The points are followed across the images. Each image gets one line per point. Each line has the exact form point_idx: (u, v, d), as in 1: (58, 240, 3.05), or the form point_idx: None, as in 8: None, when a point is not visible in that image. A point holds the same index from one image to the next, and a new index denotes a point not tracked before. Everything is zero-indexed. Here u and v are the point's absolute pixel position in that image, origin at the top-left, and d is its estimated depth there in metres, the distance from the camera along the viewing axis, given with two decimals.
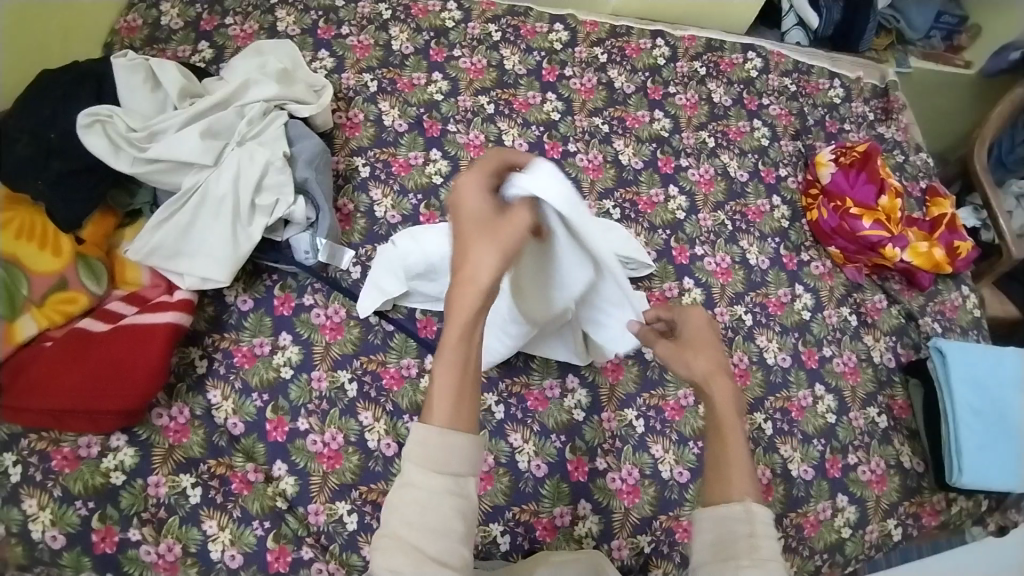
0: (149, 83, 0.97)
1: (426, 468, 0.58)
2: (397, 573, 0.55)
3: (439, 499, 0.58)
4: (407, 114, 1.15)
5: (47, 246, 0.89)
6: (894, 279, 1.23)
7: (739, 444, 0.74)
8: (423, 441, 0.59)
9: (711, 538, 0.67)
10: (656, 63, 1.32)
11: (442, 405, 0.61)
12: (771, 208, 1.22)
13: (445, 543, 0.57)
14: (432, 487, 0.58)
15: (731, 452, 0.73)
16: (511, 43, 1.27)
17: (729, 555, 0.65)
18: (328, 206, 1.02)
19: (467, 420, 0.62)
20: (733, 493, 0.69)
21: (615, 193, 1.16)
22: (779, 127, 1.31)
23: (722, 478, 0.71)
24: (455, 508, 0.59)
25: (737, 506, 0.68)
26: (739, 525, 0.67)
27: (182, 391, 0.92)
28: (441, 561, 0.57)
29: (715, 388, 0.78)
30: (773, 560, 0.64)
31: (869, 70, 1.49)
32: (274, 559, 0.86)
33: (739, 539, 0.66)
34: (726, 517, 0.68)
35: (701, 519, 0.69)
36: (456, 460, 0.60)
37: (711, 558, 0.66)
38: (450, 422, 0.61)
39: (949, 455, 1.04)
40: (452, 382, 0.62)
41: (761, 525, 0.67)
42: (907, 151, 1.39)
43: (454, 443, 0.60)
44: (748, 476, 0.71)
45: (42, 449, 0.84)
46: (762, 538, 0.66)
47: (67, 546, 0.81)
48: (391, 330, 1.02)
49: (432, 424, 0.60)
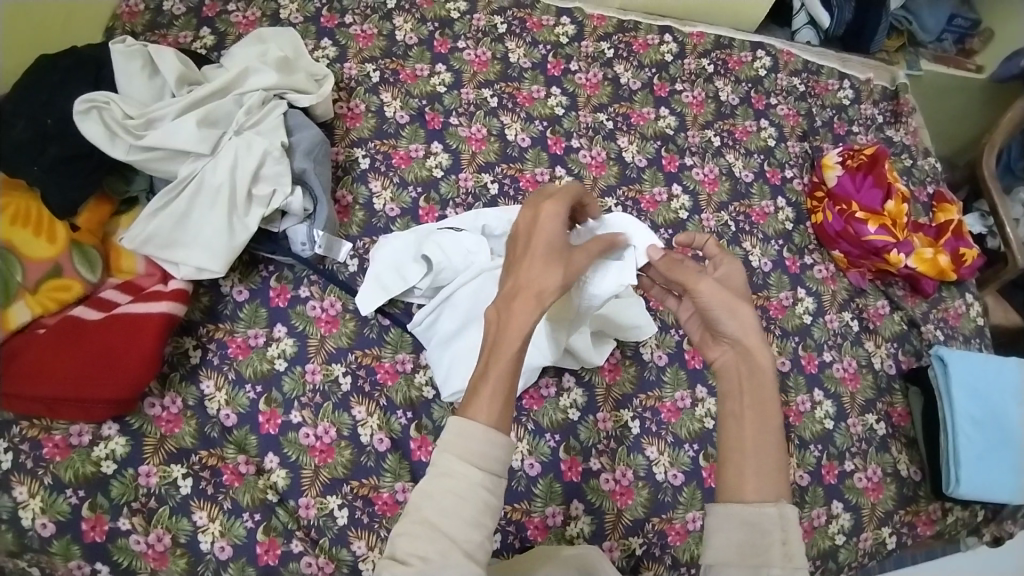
0: (147, 70, 0.95)
1: (465, 462, 0.61)
2: (425, 558, 0.58)
3: (474, 494, 0.60)
4: (408, 105, 1.14)
5: (42, 233, 0.88)
6: (898, 285, 1.21)
7: (777, 432, 0.68)
8: (465, 434, 0.61)
9: (739, 539, 0.63)
10: (664, 59, 1.30)
11: (490, 405, 0.63)
12: (775, 210, 1.21)
13: (475, 538, 0.59)
14: (469, 480, 0.60)
15: (769, 441, 0.67)
16: (517, 35, 1.25)
17: (761, 561, 0.61)
18: (326, 198, 1.01)
19: (508, 425, 0.64)
20: (769, 495, 0.64)
21: (617, 190, 1.14)
22: (786, 128, 1.29)
23: (758, 473, 0.65)
24: (487, 505, 0.61)
25: (772, 508, 0.63)
26: (773, 531, 0.62)
27: (174, 380, 0.92)
28: (469, 555, 0.59)
29: (760, 362, 0.71)
30: (805, 567, 0.62)
31: (879, 72, 1.47)
32: (264, 551, 0.86)
33: (772, 546, 0.62)
34: (760, 519, 0.63)
35: (730, 517, 0.64)
36: (495, 459, 0.62)
37: (738, 560, 0.62)
38: (492, 423, 0.63)
39: (947, 465, 1.03)
40: (504, 387, 0.64)
41: (795, 528, 0.63)
42: (916, 155, 1.37)
43: (494, 443, 0.62)
44: (785, 476, 0.66)
45: (34, 436, 0.83)
46: (794, 544, 0.63)
47: (57, 534, 0.81)
48: (387, 325, 1.01)
49: (476, 421, 0.62)
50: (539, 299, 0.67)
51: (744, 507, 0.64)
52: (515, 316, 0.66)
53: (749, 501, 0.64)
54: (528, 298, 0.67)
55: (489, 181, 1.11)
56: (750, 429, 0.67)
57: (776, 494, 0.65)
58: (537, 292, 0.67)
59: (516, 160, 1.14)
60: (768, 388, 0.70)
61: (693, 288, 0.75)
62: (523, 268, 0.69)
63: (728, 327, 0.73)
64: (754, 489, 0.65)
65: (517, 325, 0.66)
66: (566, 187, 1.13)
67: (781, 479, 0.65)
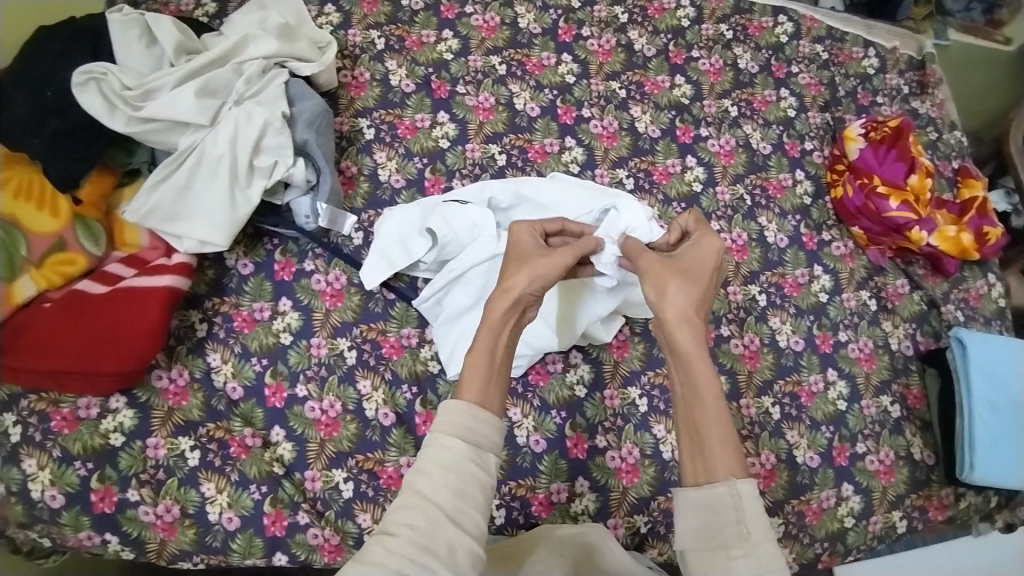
0: (145, 38, 0.93)
1: (453, 438, 0.62)
2: (415, 526, 0.58)
3: (463, 467, 0.61)
4: (414, 74, 1.11)
5: (45, 207, 0.88)
6: (918, 264, 1.17)
7: (715, 409, 0.65)
8: (454, 410, 0.63)
9: (696, 523, 0.62)
10: (680, 24, 1.25)
11: (472, 385, 0.65)
12: (793, 183, 1.17)
13: (465, 508, 0.60)
14: (457, 454, 0.61)
15: (708, 416, 0.65)
16: (527, 0, 1.21)
17: (717, 543, 0.60)
18: (330, 169, 0.99)
19: (495, 406, 0.66)
20: (720, 473, 0.63)
21: (629, 162, 1.11)
22: (807, 97, 1.24)
23: (707, 454, 0.64)
24: (475, 478, 0.61)
25: (721, 488, 0.62)
26: (725, 510, 0.61)
27: (181, 353, 0.92)
28: (458, 525, 0.59)
29: (678, 339, 0.69)
30: (765, 544, 0.59)
31: (905, 40, 1.41)
32: (271, 523, 0.87)
33: (727, 526, 0.60)
34: (712, 500, 0.61)
35: (686, 501, 0.63)
36: (482, 436, 0.63)
37: (695, 545, 0.61)
38: (479, 402, 0.65)
39: (961, 449, 1.01)
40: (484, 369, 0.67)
41: (750, 504, 0.61)
42: (941, 128, 1.31)
43: (484, 421, 0.64)
44: (735, 451, 0.63)
45: (42, 409, 0.85)
46: (750, 521, 0.60)
47: (66, 505, 0.83)
48: (392, 299, 1.00)
49: (461, 400, 0.64)
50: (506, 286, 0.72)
51: (697, 490, 0.63)
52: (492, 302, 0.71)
53: (702, 482, 0.63)
54: (503, 293, 0.72)
55: (497, 152, 1.08)
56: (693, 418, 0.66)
57: (729, 471, 0.63)
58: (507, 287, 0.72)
59: (525, 130, 1.11)
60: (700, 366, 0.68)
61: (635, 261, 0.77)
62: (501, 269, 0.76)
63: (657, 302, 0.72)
64: (705, 470, 0.64)
65: (496, 307, 0.71)
66: (576, 158, 1.10)
67: (733, 458, 0.63)
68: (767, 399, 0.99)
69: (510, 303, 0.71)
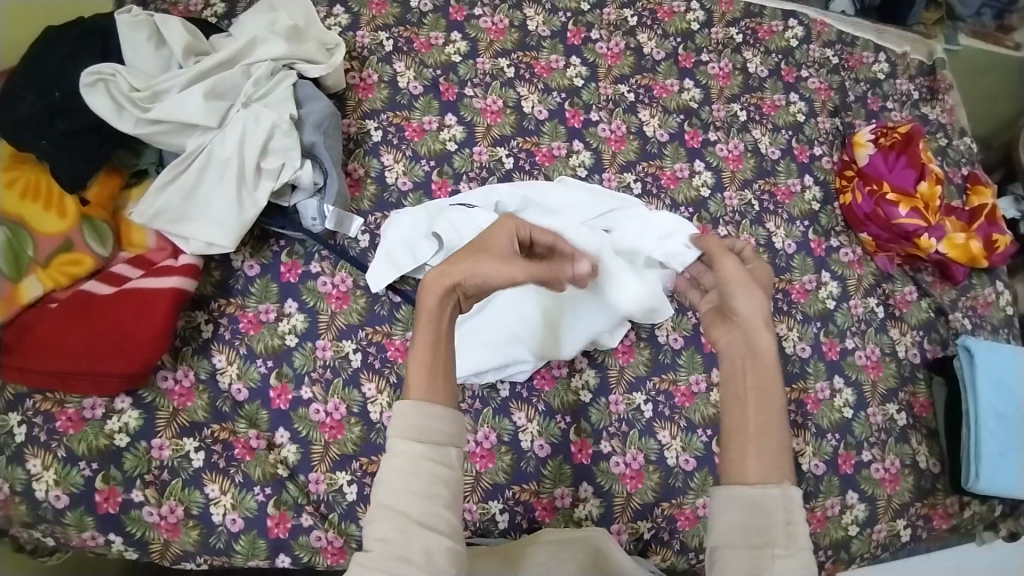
0: (154, 40, 0.93)
1: (406, 440, 0.60)
2: (386, 539, 0.58)
3: (419, 468, 0.60)
4: (422, 76, 1.11)
5: (52, 206, 0.88)
6: (927, 271, 1.17)
7: (780, 410, 0.67)
8: (401, 413, 0.62)
9: (742, 521, 0.61)
10: (690, 28, 1.24)
11: (420, 380, 0.64)
12: (801, 189, 1.16)
13: (430, 510, 0.59)
14: (411, 456, 0.60)
15: (771, 414, 0.67)
16: (536, 2, 1.20)
17: (764, 541, 0.60)
18: (337, 171, 0.99)
19: (445, 397, 0.64)
20: (772, 476, 0.64)
21: (637, 166, 1.11)
22: (817, 102, 1.23)
23: (760, 453, 0.65)
24: (436, 475, 0.60)
25: (775, 489, 0.62)
26: (776, 512, 0.61)
27: (187, 354, 0.92)
28: (427, 525, 0.59)
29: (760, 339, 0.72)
30: (806, 549, 0.61)
31: (916, 45, 1.40)
32: (274, 525, 0.88)
33: (774, 526, 0.61)
34: (763, 500, 0.62)
35: (732, 499, 0.63)
36: (436, 432, 0.61)
37: (740, 542, 0.61)
38: (426, 397, 0.63)
39: (967, 459, 1.01)
40: (427, 362, 0.65)
41: (797, 510, 0.62)
42: (952, 134, 1.30)
43: (433, 416, 0.61)
44: (786, 457, 0.65)
45: (47, 409, 0.85)
46: (796, 525, 0.62)
47: (71, 505, 0.83)
48: (398, 302, 1.00)
49: (410, 398, 0.63)
50: (447, 271, 0.69)
51: (747, 488, 0.63)
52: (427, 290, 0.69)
53: (752, 481, 0.63)
54: (442, 275, 0.69)
55: (504, 155, 1.08)
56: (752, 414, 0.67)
57: (779, 475, 0.64)
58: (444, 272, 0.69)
59: (532, 133, 1.10)
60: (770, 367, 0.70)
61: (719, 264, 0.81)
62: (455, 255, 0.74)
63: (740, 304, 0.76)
64: (756, 470, 0.64)
65: (430, 299, 0.68)
66: (584, 162, 1.10)
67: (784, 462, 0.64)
68: None
69: (443, 289, 0.68)
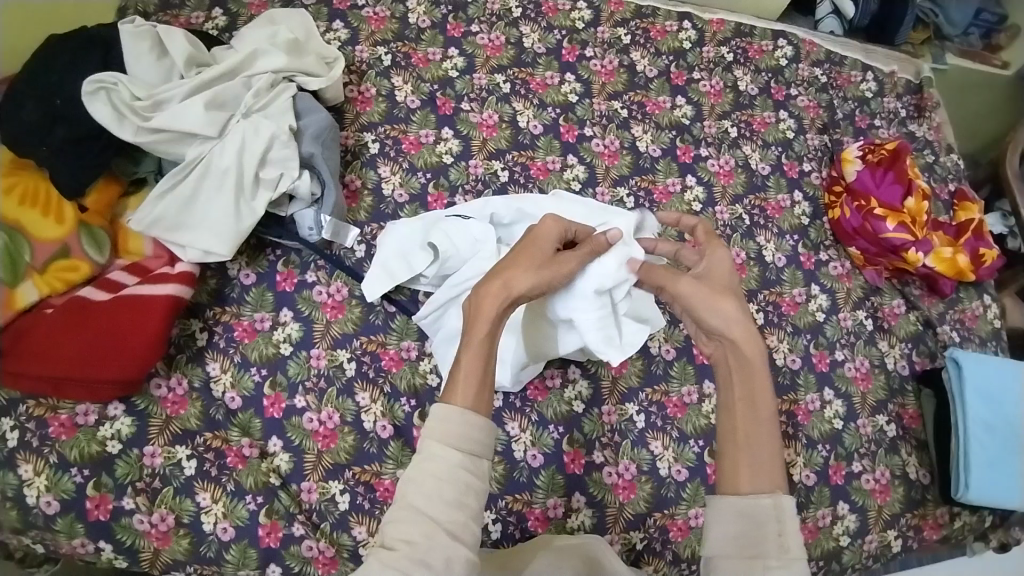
0: (156, 50, 0.95)
1: (444, 444, 0.62)
2: (410, 542, 0.58)
3: (454, 475, 0.61)
4: (420, 90, 1.13)
5: (50, 213, 0.89)
6: (915, 285, 1.19)
7: (770, 419, 0.69)
8: (443, 417, 0.63)
9: (736, 531, 0.64)
10: (682, 46, 1.27)
11: (465, 389, 0.65)
12: (791, 204, 1.18)
13: (459, 519, 0.60)
14: (448, 462, 0.61)
15: (756, 430, 0.69)
16: (532, 20, 1.23)
17: (757, 552, 0.62)
18: (334, 183, 1.00)
19: (486, 408, 0.65)
20: (765, 486, 0.66)
21: (630, 180, 1.13)
22: (806, 119, 1.26)
23: (751, 466, 0.67)
24: (469, 485, 0.61)
25: (767, 499, 0.64)
26: (767, 522, 0.63)
27: (181, 362, 0.92)
28: (452, 534, 0.60)
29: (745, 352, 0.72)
30: (802, 560, 0.62)
31: (904, 65, 1.43)
32: (266, 534, 0.87)
33: (767, 537, 0.63)
34: (756, 510, 0.64)
35: (725, 509, 0.65)
36: (475, 441, 0.63)
37: (734, 552, 0.63)
38: (470, 405, 0.64)
39: (957, 470, 1.01)
40: (478, 370, 0.66)
41: (791, 520, 0.64)
42: (938, 151, 1.33)
43: (475, 424, 0.63)
44: (780, 467, 0.67)
45: (40, 415, 0.84)
46: (790, 536, 0.63)
47: (61, 511, 0.82)
48: (392, 312, 1.01)
49: (454, 404, 0.64)
50: (507, 284, 0.72)
51: (739, 498, 0.65)
52: (487, 297, 0.70)
53: (744, 492, 0.66)
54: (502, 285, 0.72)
55: (499, 168, 1.09)
56: (741, 425, 0.69)
57: (772, 485, 0.66)
58: (506, 281, 0.72)
59: (527, 147, 1.12)
60: (758, 379, 0.71)
61: (676, 290, 0.77)
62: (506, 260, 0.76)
63: (715, 323, 0.74)
64: (748, 482, 0.66)
65: (491, 305, 0.70)
66: (578, 176, 1.11)
67: (774, 473, 0.66)
68: None
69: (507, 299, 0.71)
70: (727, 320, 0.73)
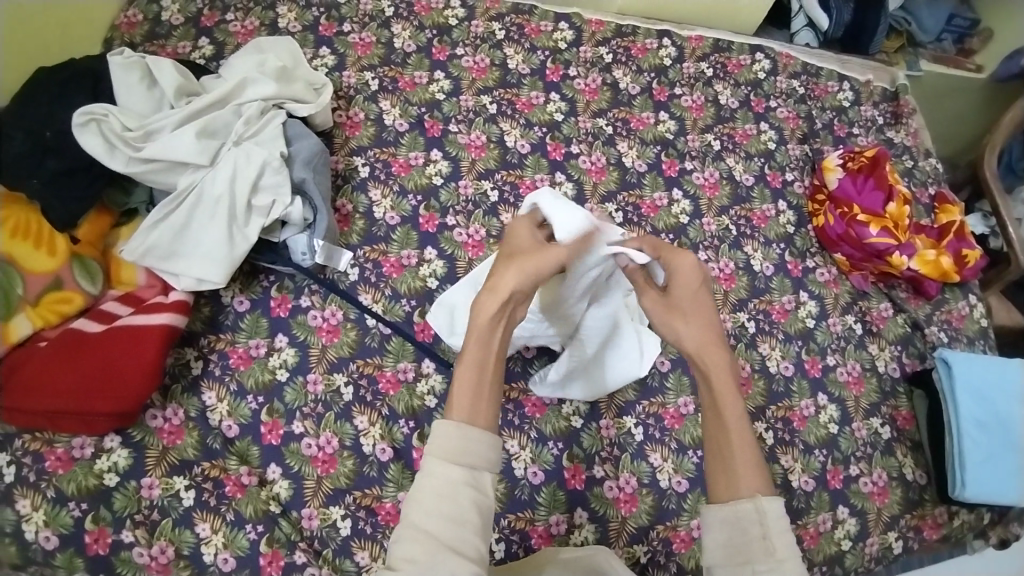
0: (146, 81, 0.96)
1: (444, 461, 0.62)
2: (414, 562, 0.58)
3: (454, 491, 0.61)
4: (408, 113, 1.14)
5: (42, 245, 0.88)
6: (900, 287, 1.21)
7: (742, 424, 0.72)
8: (443, 433, 0.63)
9: (722, 540, 0.67)
10: (663, 63, 1.30)
11: (463, 402, 0.66)
12: (776, 213, 1.20)
13: (462, 536, 0.60)
14: (447, 477, 0.61)
15: (742, 434, 0.72)
16: (515, 42, 1.25)
17: (743, 558, 0.64)
18: (327, 207, 1.01)
19: (486, 420, 0.65)
20: (742, 490, 0.68)
21: (618, 196, 1.14)
22: (786, 130, 1.29)
23: (730, 472, 0.70)
24: (471, 501, 0.61)
25: (747, 503, 0.67)
26: (752, 526, 0.65)
27: (176, 392, 0.91)
28: (459, 552, 0.59)
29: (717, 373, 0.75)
30: (790, 559, 0.63)
31: (879, 74, 1.47)
32: (268, 563, 0.85)
33: (751, 541, 0.65)
34: (737, 517, 0.66)
35: (712, 517, 0.68)
36: (474, 454, 0.63)
37: (724, 560, 0.66)
38: (467, 417, 0.65)
39: (953, 469, 1.03)
40: (471, 380, 0.67)
41: (774, 521, 0.66)
42: (917, 156, 1.36)
43: (472, 438, 0.63)
44: (762, 473, 0.69)
45: (36, 449, 0.83)
46: (774, 537, 0.65)
47: (60, 546, 0.81)
48: (388, 334, 1.00)
49: (450, 418, 0.65)
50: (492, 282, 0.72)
51: (724, 506, 0.68)
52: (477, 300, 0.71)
53: (727, 499, 0.68)
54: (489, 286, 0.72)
55: (489, 188, 1.11)
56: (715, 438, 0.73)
57: (752, 488, 0.68)
58: (490, 285, 0.72)
59: (516, 166, 1.13)
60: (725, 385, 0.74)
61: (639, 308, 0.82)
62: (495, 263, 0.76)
63: (675, 341, 0.78)
64: (734, 487, 0.69)
65: (483, 307, 0.70)
66: (567, 193, 1.13)
67: (756, 475, 0.68)
68: (760, 424, 1.01)
69: (497, 299, 0.70)
70: (692, 334, 0.77)
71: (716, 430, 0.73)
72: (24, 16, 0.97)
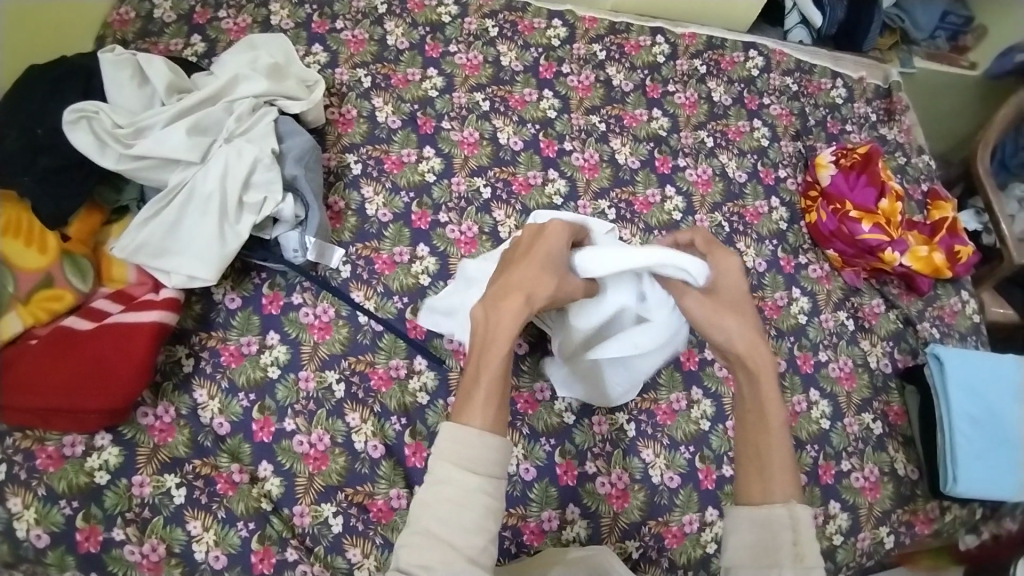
0: (137, 78, 0.95)
1: (459, 467, 0.62)
2: (428, 568, 0.59)
3: (470, 499, 0.62)
4: (400, 110, 1.14)
5: (33, 243, 0.88)
6: (893, 283, 1.21)
7: (781, 433, 0.74)
8: (461, 439, 0.63)
9: (750, 541, 0.68)
10: (656, 60, 1.30)
11: (484, 410, 0.66)
12: (768, 210, 1.20)
13: (476, 543, 0.61)
14: (462, 485, 0.62)
15: (780, 442, 0.73)
16: (508, 39, 1.25)
17: (771, 561, 0.66)
18: (318, 205, 1.01)
19: (503, 428, 0.66)
20: (777, 495, 0.70)
21: (610, 193, 1.14)
22: (779, 127, 1.29)
23: (765, 476, 0.72)
24: (487, 508, 0.62)
25: (780, 509, 0.69)
26: (783, 532, 0.68)
27: (167, 390, 0.91)
28: (471, 559, 0.60)
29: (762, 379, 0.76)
30: (816, 565, 0.66)
31: (872, 71, 1.47)
32: (259, 560, 0.85)
33: (781, 547, 0.67)
34: (769, 520, 0.69)
35: (743, 518, 0.70)
36: (491, 462, 0.64)
37: (748, 561, 0.67)
38: (487, 425, 0.65)
39: (944, 465, 1.03)
40: (497, 390, 0.67)
41: (805, 528, 0.68)
42: (910, 153, 1.37)
43: (489, 445, 0.64)
44: (794, 479, 0.71)
45: (27, 447, 0.83)
46: (805, 545, 0.67)
47: (51, 544, 0.80)
48: (380, 331, 1.00)
49: (471, 425, 0.65)
50: (529, 299, 0.73)
51: (754, 508, 0.70)
52: (507, 309, 0.71)
53: (758, 502, 0.70)
54: (519, 295, 0.73)
55: (481, 185, 1.11)
56: (752, 442, 0.74)
57: (785, 494, 0.70)
58: (528, 294, 0.73)
59: (508, 163, 1.13)
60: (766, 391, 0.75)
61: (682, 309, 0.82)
62: (521, 271, 0.77)
63: (718, 340, 0.79)
64: (768, 492, 0.70)
65: (507, 322, 0.70)
66: (559, 190, 1.13)
67: (789, 483, 0.70)
68: None
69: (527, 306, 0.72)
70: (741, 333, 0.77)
71: (755, 432, 0.74)
72: (15, 14, 0.97)
